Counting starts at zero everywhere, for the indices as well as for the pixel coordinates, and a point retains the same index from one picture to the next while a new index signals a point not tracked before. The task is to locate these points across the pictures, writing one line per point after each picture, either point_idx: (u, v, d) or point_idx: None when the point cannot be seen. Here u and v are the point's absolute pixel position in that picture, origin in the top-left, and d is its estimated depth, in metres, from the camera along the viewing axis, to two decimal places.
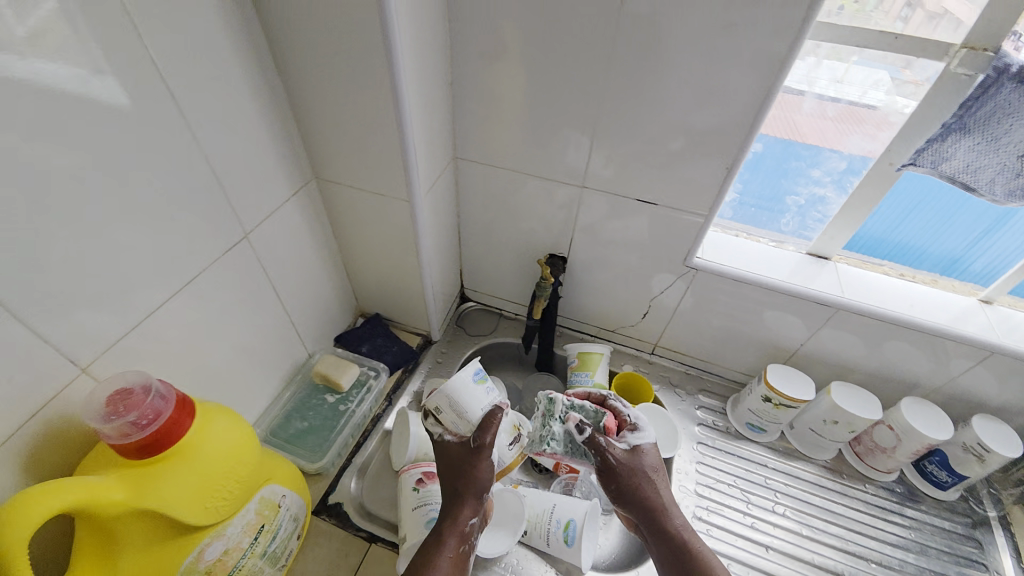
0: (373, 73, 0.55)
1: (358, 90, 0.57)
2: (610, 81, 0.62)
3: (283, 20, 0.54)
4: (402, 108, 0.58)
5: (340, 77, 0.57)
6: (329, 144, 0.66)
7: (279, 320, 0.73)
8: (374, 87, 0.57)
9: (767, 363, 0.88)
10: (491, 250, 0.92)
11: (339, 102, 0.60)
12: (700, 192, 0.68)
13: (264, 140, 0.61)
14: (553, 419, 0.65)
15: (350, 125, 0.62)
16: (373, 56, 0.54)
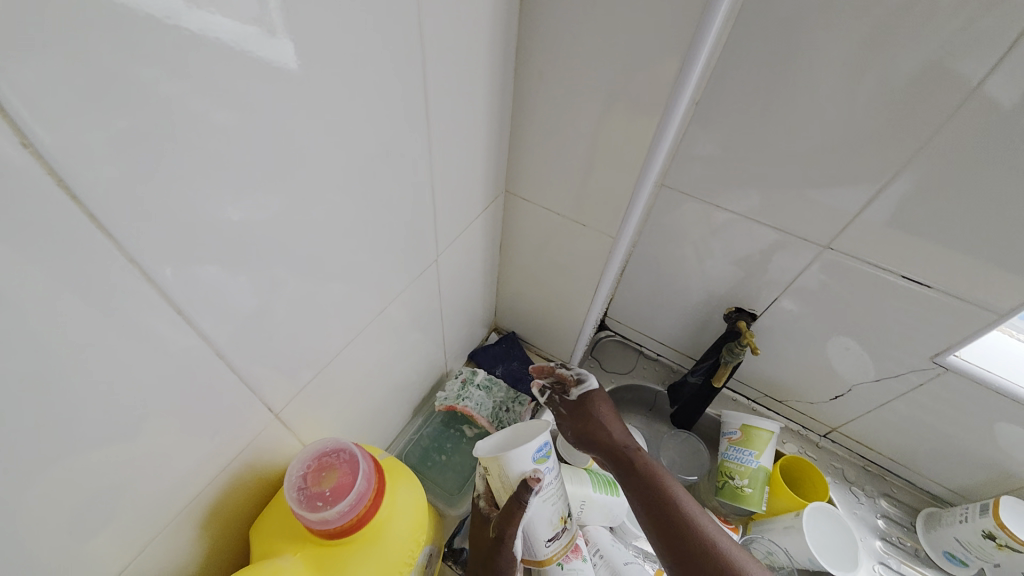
0: (641, 95, 0.45)
1: (612, 112, 0.47)
2: (930, 135, 0.46)
3: (551, 14, 0.43)
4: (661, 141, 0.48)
5: (593, 93, 0.47)
6: (541, 161, 0.56)
7: (434, 341, 0.66)
8: (634, 113, 0.46)
9: (990, 490, 0.70)
10: (659, 287, 0.80)
11: (577, 119, 0.50)
12: (1001, 286, 0.52)
13: (478, 150, 0.52)
14: (474, 383, 0.71)
15: (580, 146, 0.52)
16: (653, 78, 0.43)
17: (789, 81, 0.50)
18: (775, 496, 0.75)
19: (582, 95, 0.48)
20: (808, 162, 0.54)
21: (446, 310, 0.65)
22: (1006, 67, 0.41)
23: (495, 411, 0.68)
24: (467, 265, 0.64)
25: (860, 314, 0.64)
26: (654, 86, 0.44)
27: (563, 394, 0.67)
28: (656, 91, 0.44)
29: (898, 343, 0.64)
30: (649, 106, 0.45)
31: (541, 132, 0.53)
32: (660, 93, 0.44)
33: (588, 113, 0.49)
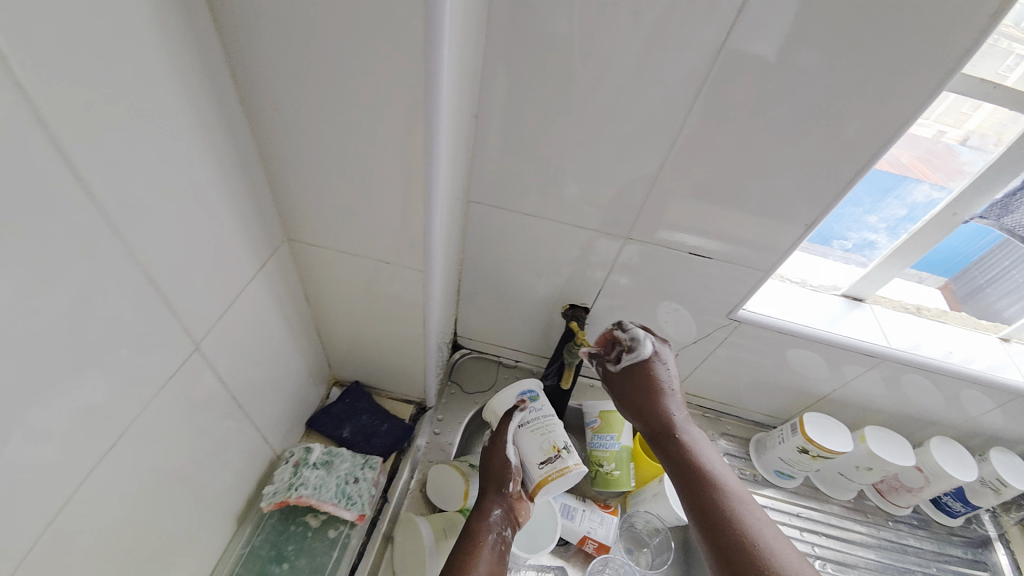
0: (396, 119, 0.39)
1: (372, 140, 0.41)
2: (675, 125, 0.53)
3: (263, 31, 0.36)
4: (432, 168, 0.42)
5: (345, 121, 0.40)
6: (317, 202, 0.48)
7: (245, 427, 0.55)
8: (395, 139, 0.41)
9: (793, 407, 0.84)
10: (501, 296, 0.79)
11: (340, 152, 0.43)
12: (760, 240, 0.62)
13: (231, 195, 0.43)
14: (305, 465, 0.58)
15: (353, 181, 0.45)
16: (401, 100, 0.38)
17: (556, 86, 0.53)
18: (639, 467, 0.80)
19: (334, 123, 0.41)
20: (592, 159, 0.58)
21: (252, 385, 0.54)
22: (721, 48, 0.47)
23: (340, 490, 0.58)
24: (265, 329, 0.54)
25: (669, 287, 0.71)
26: (406, 107, 0.38)
27: (618, 359, 0.68)
28: (410, 113, 0.39)
29: (703, 305, 0.72)
30: (407, 130, 0.40)
31: (304, 170, 0.45)
32: (414, 115, 0.38)
33: (349, 143, 0.42)
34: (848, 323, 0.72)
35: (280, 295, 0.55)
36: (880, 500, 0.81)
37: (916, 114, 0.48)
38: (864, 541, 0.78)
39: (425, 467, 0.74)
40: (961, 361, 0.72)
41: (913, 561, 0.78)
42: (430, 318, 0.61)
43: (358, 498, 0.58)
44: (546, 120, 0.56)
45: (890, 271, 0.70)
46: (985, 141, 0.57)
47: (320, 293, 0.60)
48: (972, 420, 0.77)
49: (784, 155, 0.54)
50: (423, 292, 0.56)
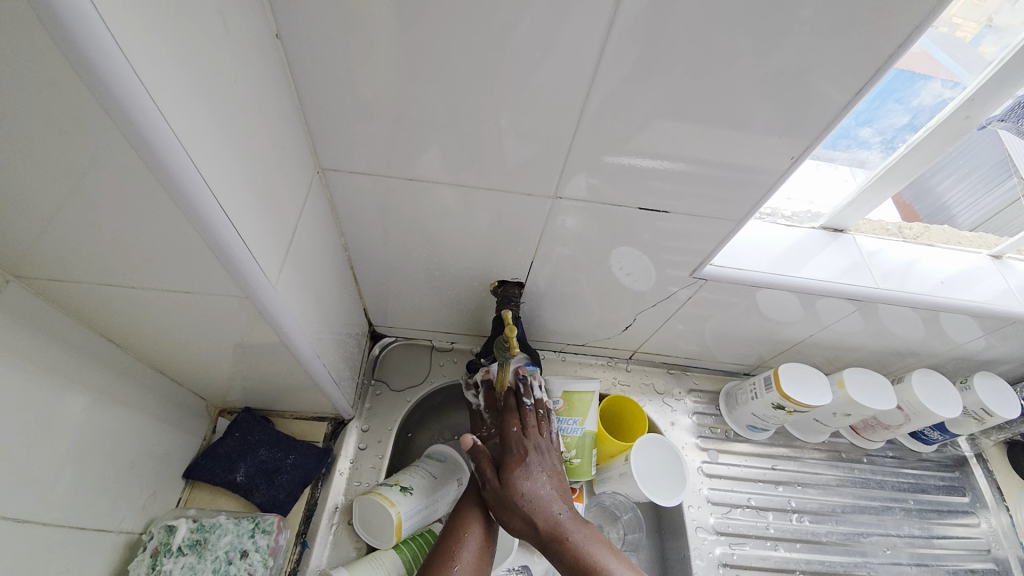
0: (27, 76, 0.21)
1: (17, 124, 0.22)
2: (577, 33, 0.37)
3: None
4: (160, 149, 0.25)
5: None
6: (13, 228, 0.29)
7: (56, 530, 0.41)
8: (53, 111, 0.22)
9: (762, 354, 0.77)
10: (414, 280, 0.64)
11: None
12: (720, 182, 0.48)
13: None
14: (167, 555, 0.49)
15: (49, 197, 0.27)
16: (6, 34, 0.19)
17: None
18: (603, 445, 0.70)
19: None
20: (478, 93, 0.41)
21: (49, 478, 0.40)
22: None
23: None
24: (32, 408, 0.37)
25: (613, 246, 0.57)
26: (29, 50, 0.20)
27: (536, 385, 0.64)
28: (40, 57, 0.20)
29: (656, 262, 0.59)
30: (65, 91, 0.21)
31: None
32: (56, 61, 0.20)
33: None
34: (833, 263, 0.62)
35: (47, 351, 0.38)
36: (853, 436, 0.81)
37: None
38: (838, 485, 0.78)
39: (353, 491, 0.64)
40: (953, 293, 0.63)
41: (886, 495, 0.79)
42: (299, 342, 0.45)
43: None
44: (395, 42, 0.38)
45: (879, 194, 0.57)
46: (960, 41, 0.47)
47: (127, 334, 0.43)
48: (954, 347, 0.70)
49: (743, 62, 0.38)
50: (273, 318, 0.40)
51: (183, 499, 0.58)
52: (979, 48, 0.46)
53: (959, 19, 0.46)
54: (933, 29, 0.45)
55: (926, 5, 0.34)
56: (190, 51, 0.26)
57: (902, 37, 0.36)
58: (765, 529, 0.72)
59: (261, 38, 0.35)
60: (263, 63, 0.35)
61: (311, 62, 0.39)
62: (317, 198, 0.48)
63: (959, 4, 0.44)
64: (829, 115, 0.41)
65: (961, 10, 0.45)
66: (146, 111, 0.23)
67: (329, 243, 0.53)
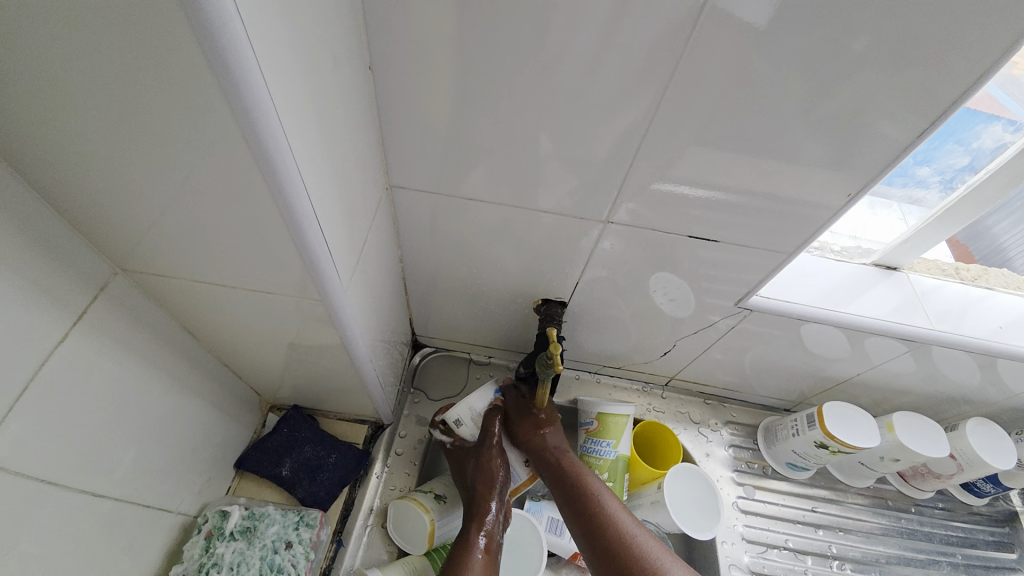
0: (184, 96, 0.24)
1: (167, 132, 0.26)
2: (644, 71, 0.39)
3: None
4: (277, 162, 0.28)
5: (104, 108, 0.25)
6: (135, 227, 0.33)
7: (123, 505, 0.44)
8: (197, 125, 0.26)
9: (805, 390, 0.75)
10: (460, 294, 0.66)
11: (126, 158, 0.28)
12: (770, 215, 0.49)
13: None
14: (221, 538, 0.52)
15: (173, 198, 0.31)
16: (177, 62, 0.23)
17: (477, 22, 0.37)
18: (635, 470, 0.70)
19: (88, 114, 0.25)
20: (540, 122, 0.44)
21: (128, 454, 0.43)
22: None
23: (266, 563, 0.52)
24: (122, 388, 0.41)
25: (657, 271, 0.58)
26: (191, 75, 0.23)
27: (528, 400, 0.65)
28: (199, 82, 0.24)
29: (700, 289, 0.59)
30: (210, 111, 0.25)
31: (87, 189, 0.30)
32: (211, 86, 0.24)
33: (131, 144, 0.27)
34: (884, 301, 0.60)
35: (139, 338, 0.42)
36: (901, 484, 0.77)
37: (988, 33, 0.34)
38: (882, 534, 0.74)
39: (387, 495, 0.66)
40: (1014, 339, 0.60)
41: (933, 548, 0.74)
42: (355, 346, 0.48)
43: (287, 566, 0.53)
44: (471, 74, 0.41)
45: (935, 234, 0.56)
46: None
47: (205, 327, 0.47)
48: (1015, 398, 0.67)
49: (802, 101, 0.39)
50: (337, 321, 0.43)
51: (232, 488, 0.61)
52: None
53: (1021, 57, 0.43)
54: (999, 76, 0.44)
55: (996, 54, 0.34)
56: (308, 80, 0.30)
57: (969, 82, 0.36)
58: (802, 574, 0.69)
59: (354, 67, 0.38)
60: (356, 90, 0.39)
61: (391, 89, 0.43)
62: (381, 212, 0.52)
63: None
64: (889, 153, 0.42)
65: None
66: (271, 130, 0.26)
67: (388, 254, 0.57)
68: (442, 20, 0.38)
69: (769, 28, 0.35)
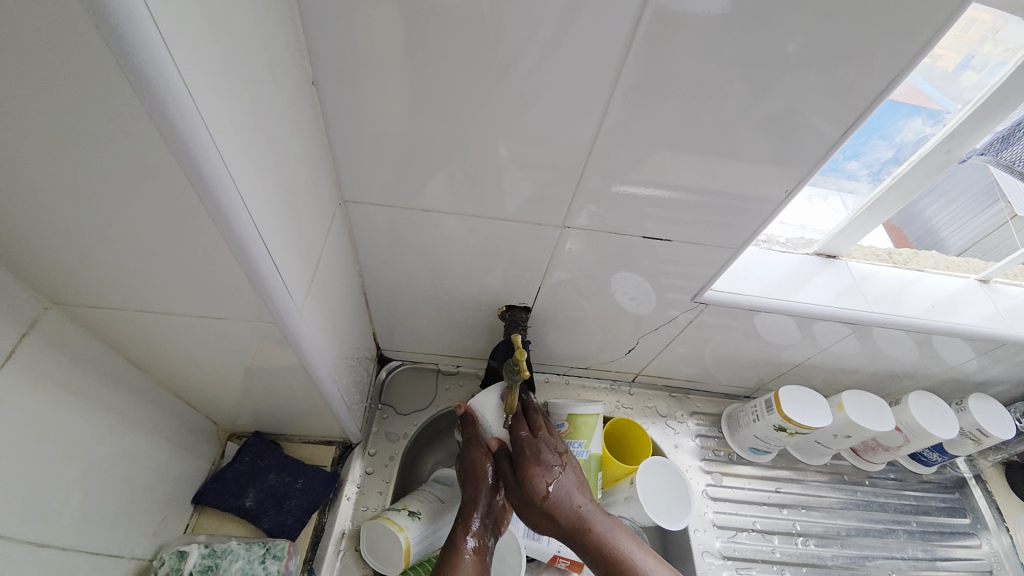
0: (106, 117, 0.23)
1: (90, 157, 0.25)
2: (588, 78, 0.40)
3: None
4: (213, 181, 0.27)
5: (19, 133, 0.23)
6: (62, 257, 0.31)
7: (72, 553, 0.41)
8: (124, 147, 0.24)
9: (763, 377, 0.78)
10: (425, 306, 0.66)
11: (47, 186, 0.26)
12: (718, 213, 0.51)
13: None
14: None
15: (103, 226, 0.29)
16: (95, 81, 0.22)
17: (422, 33, 0.38)
18: (608, 468, 0.71)
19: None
20: (493, 130, 0.44)
21: (70, 499, 0.40)
22: None
23: None
24: (61, 429, 0.38)
25: (617, 271, 0.59)
26: (111, 95, 0.22)
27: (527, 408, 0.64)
28: (121, 101, 0.22)
29: (659, 287, 0.61)
30: (134, 131, 0.24)
31: (3, 219, 0.28)
32: (133, 104, 0.23)
33: (50, 171, 0.25)
34: (827, 288, 0.64)
35: (76, 374, 0.39)
36: (855, 458, 0.81)
37: (893, 37, 0.37)
38: (841, 507, 0.78)
39: (359, 517, 0.64)
40: (943, 316, 0.65)
41: (888, 517, 0.79)
42: (316, 366, 0.47)
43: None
44: (419, 85, 0.41)
45: (869, 222, 0.60)
46: (952, 73, 0.50)
47: (152, 358, 0.44)
48: (948, 369, 0.72)
49: (737, 103, 0.41)
50: (294, 342, 0.42)
51: (191, 526, 0.57)
52: (964, 79, 0.49)
53: (942, 49, 0.47)
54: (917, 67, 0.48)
55: (906, 55, 0.38)
56: (245, 94, 0.29)
57: (884, 82, 0.40)
58: (771, 553, 0.72)
59: (297, 82, 0.38)
60: (301, 105, 0.38)
61: (338, 102, 0.42)
62: (337, 227, 0.51)
63: (947, 44, 0.47)
64: (821, 150, 0.45)
65: (953, 46, 0.47)
66: (204, 145, 0.25)
67: (346, 270, 0.55)
68: (386, 33, 0.38)
69: (701, 36, 0.37)
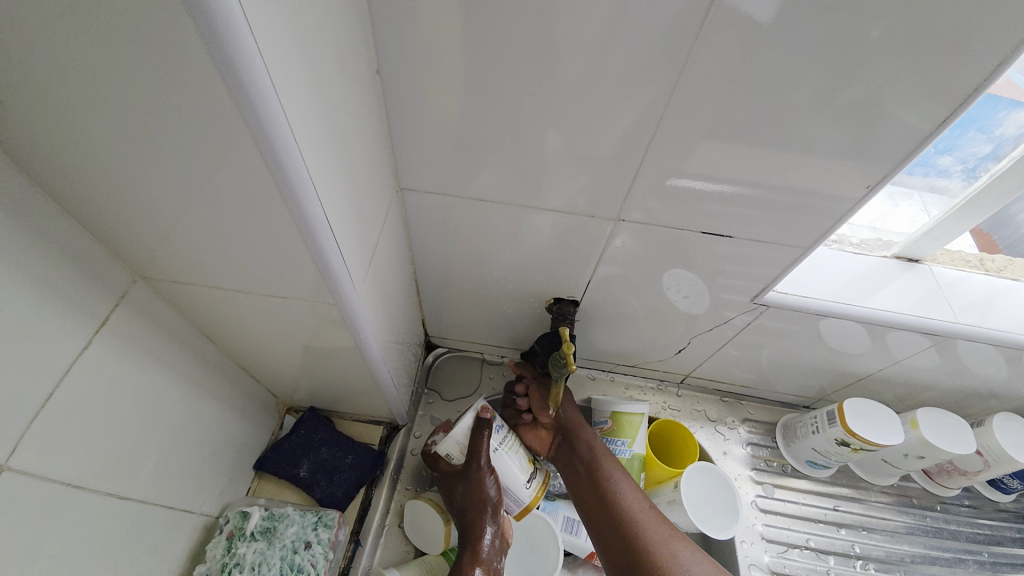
0: (196, 106, 0.25)
1: (180, 142, 0.27)
2: (652, 66, 0.38)
3: None
4: (288, 168, 0.28)
5: (121, 121, 0.25)
6: (151, 234, 0.34)
7: (149, 505, 0.45)
8: (210, 135, 0.26)
9: (825, 387, 0.73)
10: (473, 295, 0.67)
11: (145, 168, 0.28)
12: (785, 210, 0.48)
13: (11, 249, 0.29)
14: (242, 539, 0.52)
15: (187, 205, 0.31)
16: (188, 71, 0.23)
17: (485, 23, 0.37)
18: (651, 469, 0.69)
19: (103, 124, 0.26)
20: (550, 121, 0.44)
21: (151, 457, 0.44)
22: None
23: (286, 562, 0.53)
24: (144, 393, 0.42)
25: (671, 268, 0.57)
26: (202, 84, 0.23)
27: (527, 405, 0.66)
28: (212, 90, 0.24)
29: (716, 286, 0.58)
30: (219, 119, 0.25)
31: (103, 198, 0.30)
32: (222, 96, 0.24)
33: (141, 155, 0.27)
34: (907, 295, 0.59)
35: (158, 344, 0.43)
36: (926, 482, 0.75)
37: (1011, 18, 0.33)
38: (907, 533, 0.72)
39: (403, 495, 0.66)
40: None
41: (959, 546, 0.72)
42: (369, 348, 0.49)
43: (307, 566, 0.54)
44: (476, 74, 0.41)
45: (957, 224, 0.54)
46: None
47: (223, 332, 0.48)
48: None
49: (817, 93, 0.38)
50: (349, 325, 0.44)
51: (251, 489, 0.62)
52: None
53: None
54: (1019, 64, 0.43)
55: (1021, 37, 0.33)
56: (317, 85, 0.30)
57: (992, 68, 0.35)
58: (825, 574, 0.68)
59: (363, 74, 0.39)
60: (365, 94, 0.39)
61: (402, 92, 0.43)
62: (393, 215, 0.52)
63: None
64: (909, 143, 0.41)
65: None
66: (282, 132, 0.26)
67: (400, 257, 0.57)
68: (449, 22, 0.38)
69: (776, 19, 0.35)
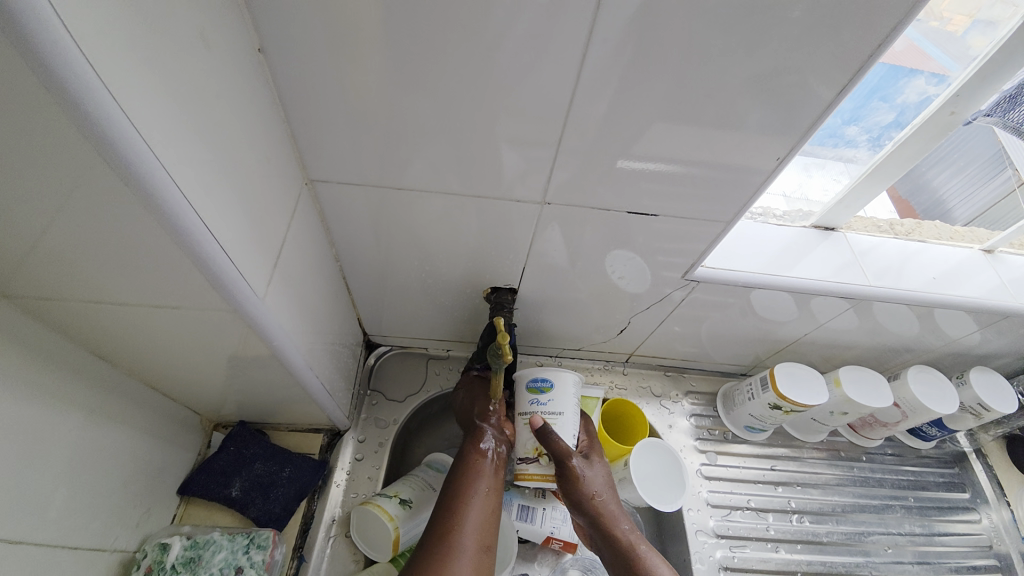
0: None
1: None
2: (558, 40, 0.37)
3: None
4: (132, 158, 0.24)
5: None
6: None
7: (51, 549, 0.40)
8: (23, 127, 0.22)
9: (759, 355, 0.77)
10: (409, 290, 0.64)
11: None
12: (707, 186, 0.49)
13: None
14: (162, 573, 0.48)
15: (23, 218, 0.26)
16: None
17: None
18: (603, 448, 0.70)
19: None
20: (463, 103, 0.42)
21: (42, 499, 0.39)
22: None
23: None
24: (24, 430, 0.37)
25: (605, 249, 0.57)
26: None
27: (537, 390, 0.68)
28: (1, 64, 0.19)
29: (651, 264, 0.59)
30: (31, 107, 0.21)
31: None
32: (23, 78, 0.20)
33: None
34: (824, 262, 0.62)
35: (32, 373, 0.37)
36: (852, 434, 0.81)
37: None
38: (838, 484, 0.77)
39: (349, 502, 0.64)
40: (946, 288, 0.63)
41: (886, 493, 0.78)
42: (287, 355, 0.45)
43: None
44: (377, 51, 0.38)
45: (869, 190, 0.57)
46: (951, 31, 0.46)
47: (118, 351, 0.43)
48: (951, 343, 0.70)
49: (724, 66, 0.38)
50: (259, 334, 0.40)
51: (178, 516, 0.57)
52: (970, 41, 0.46)
53: (947, 13, 0.45)
54: (921, 25, 0.45)
55: (903, 7, 0.34)
56: (167, 64, 0.27)
57: (881, 37, 0.36)
58: (766, 530, 0.72)
59: (240, 56, 0.35)
60: (246, 79, 0.36)
61: (297, 76, 0.40)
62: (305, 211, 0.49)
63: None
64: (815, 114, 0.42)
65: (950, 5, 0.44)
66: (115, 120, 0.23)
67: (320, 254, 0.53)
68: None
69: None
